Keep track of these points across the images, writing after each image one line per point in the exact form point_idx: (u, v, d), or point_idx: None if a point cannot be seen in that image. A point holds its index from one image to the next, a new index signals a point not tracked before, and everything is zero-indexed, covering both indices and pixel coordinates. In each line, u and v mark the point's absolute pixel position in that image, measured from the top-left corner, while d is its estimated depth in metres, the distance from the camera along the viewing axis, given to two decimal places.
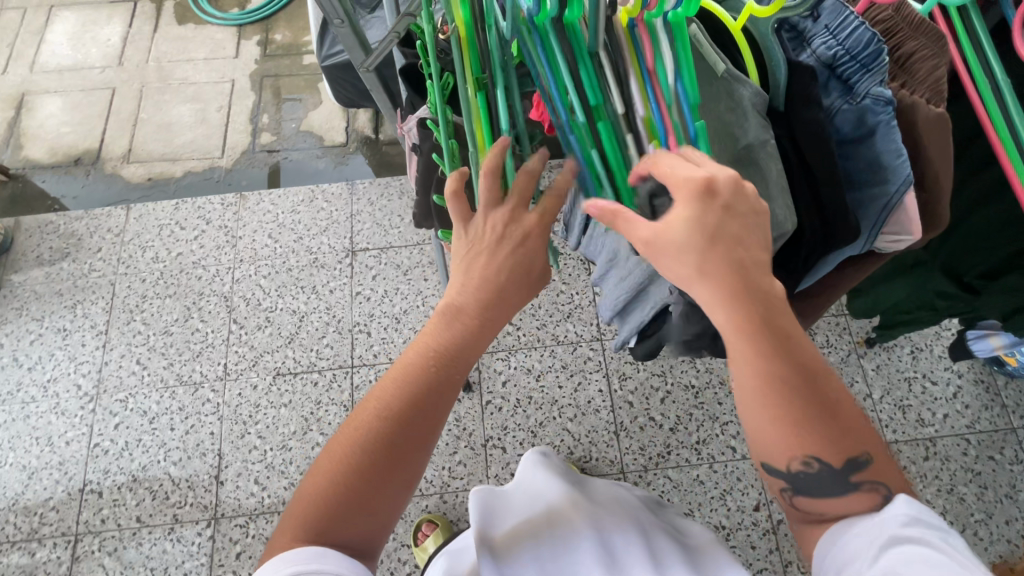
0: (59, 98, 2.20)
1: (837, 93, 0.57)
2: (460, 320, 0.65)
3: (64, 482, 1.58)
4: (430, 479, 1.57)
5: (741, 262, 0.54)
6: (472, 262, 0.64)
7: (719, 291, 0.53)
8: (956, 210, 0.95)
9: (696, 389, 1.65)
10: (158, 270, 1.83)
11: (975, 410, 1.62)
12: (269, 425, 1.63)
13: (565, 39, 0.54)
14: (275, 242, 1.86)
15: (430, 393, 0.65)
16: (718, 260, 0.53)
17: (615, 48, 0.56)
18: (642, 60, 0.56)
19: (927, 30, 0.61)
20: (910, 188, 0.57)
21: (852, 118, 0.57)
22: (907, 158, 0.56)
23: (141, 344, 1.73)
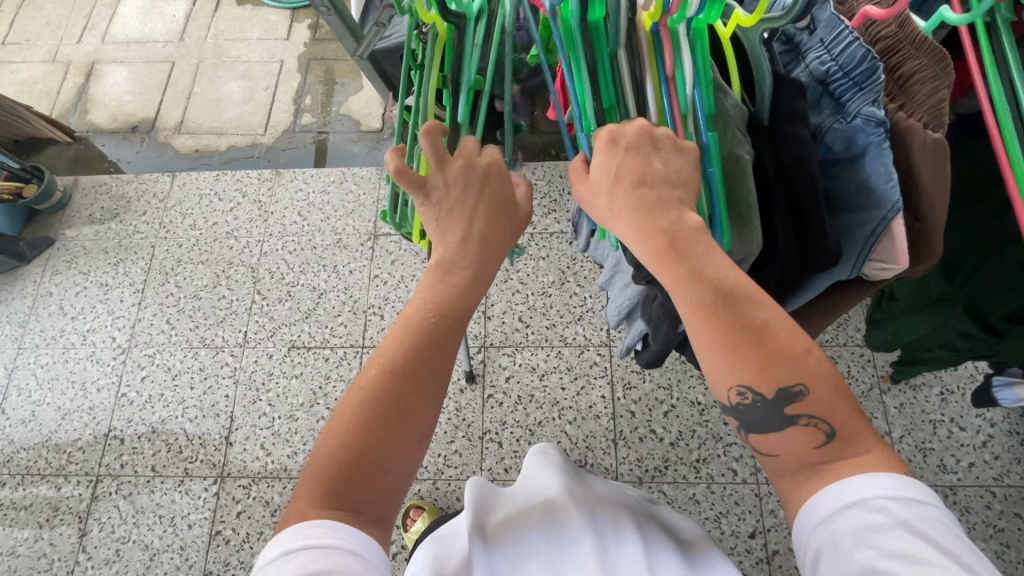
0: (124, 68, 2.35)
1: (829, 111, 0.60)
2: (456, 271, 0.64)
3: (92, 425, 1.70)
4: (424, 464, 1.60)
5: (701, 253, 0.56)
6: (445, 223, 0.63)
7: (684, 282, 0.55)
8: (985, 245, 0.88)
9: (703, 406, 1.61)
10: (194, 237, 1.93)
11: (1005, 461, 1.51)
12: (279, 394, 1.70)
13: (588, 39, 0.55)
14: (304, 220, 1.93)
15: (433, 346, 0.62)
16: (679, 252, 0.55)
17: (635, 52, 0.57)
18: (661, 67, 0.57)
19: (932, 50, 0.60)
20: (899, 215, 0.57)
21: (843, 138, 0.59)
22: (896, 184, 0.56)
23: (172, 305, 1.84)
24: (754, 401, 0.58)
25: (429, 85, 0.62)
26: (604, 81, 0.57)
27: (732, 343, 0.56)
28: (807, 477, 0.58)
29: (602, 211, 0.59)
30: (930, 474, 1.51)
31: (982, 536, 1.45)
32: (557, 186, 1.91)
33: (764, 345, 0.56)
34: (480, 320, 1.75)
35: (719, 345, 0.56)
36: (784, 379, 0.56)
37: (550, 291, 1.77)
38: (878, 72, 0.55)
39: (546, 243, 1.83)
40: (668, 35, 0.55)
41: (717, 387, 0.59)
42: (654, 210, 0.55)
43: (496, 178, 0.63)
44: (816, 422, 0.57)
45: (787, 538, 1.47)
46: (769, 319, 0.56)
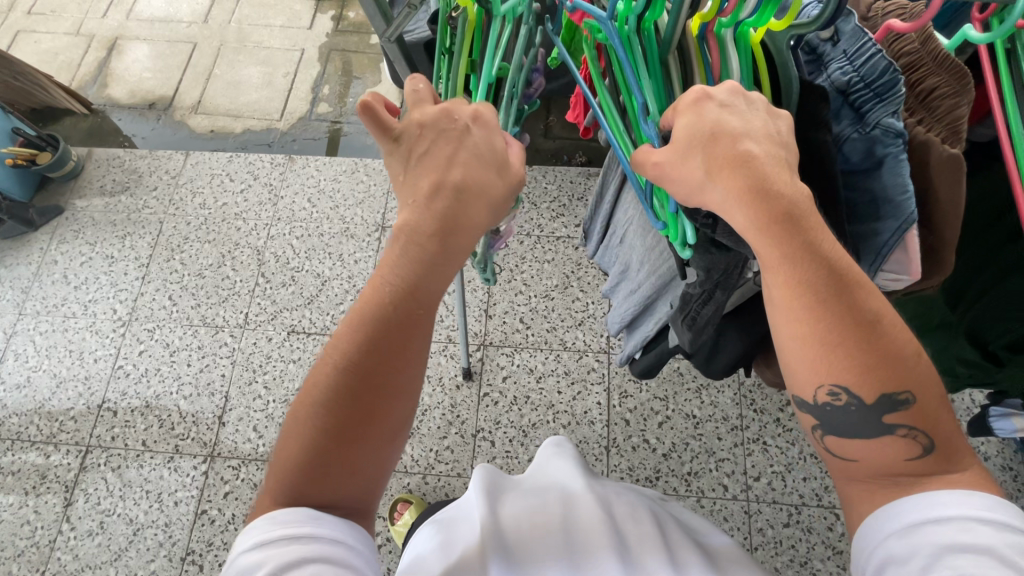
0: (146, 45, 2.37)
1: (848, 121, 0.61)
2: (415, 242, 0.60)
3: (86, 395, 1.70)
4: (415, 458, 1.59)
5: (813, 248, 0.55)
6: (418, 184, 0.60)
7: (786, 273, 0.56)
8: (993, 272, 0.89)
9: (698, 420, 1.61)
10: (203, 216, 1.94)
11: (997, 497, 1.51)
12: (275, 378, 1.70)
13: (643, 40, 0.58)
14: (313, 207, 1.94)
15: (394, 339, 0.59)
16: (790, 244, 0.55)
17: (686, 52, 0.61)
18: (708, 67, 0.60)
19: (952, 67, 0.61)
20: (912, 227, 0.59)
21: (861, 148, 0.60)
22: (913, 196, 0.58)
23: (176, 281, 1.84)
24: (847, 403, 0.58)
25: (457, 74, 0.64)
26: (657, 83, 0.61)
27: (833, 337, 0.56)
28: (883, 485, 0.59)
29: (703, 185, 0.57)
30: None
31: None
32: (567, 191, 1.92)
33: (870, 346, 0.56)
34: (482, 318, 1.75)
35: (817, 340, 0.56)
36: (884, 385, 0.56)
37: (553, 294, 1.77)
38: (898, 86, 0.56)
39: (552, 247, 1.84)
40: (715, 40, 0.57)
41: (806, 382, 0.59)
42: (773, 192, 0.54)
43: (478, 128, 0.60)
44: (914, 433, 0.57)
45: (774, 558, 1.46)
46: (877, 318, 0.56)
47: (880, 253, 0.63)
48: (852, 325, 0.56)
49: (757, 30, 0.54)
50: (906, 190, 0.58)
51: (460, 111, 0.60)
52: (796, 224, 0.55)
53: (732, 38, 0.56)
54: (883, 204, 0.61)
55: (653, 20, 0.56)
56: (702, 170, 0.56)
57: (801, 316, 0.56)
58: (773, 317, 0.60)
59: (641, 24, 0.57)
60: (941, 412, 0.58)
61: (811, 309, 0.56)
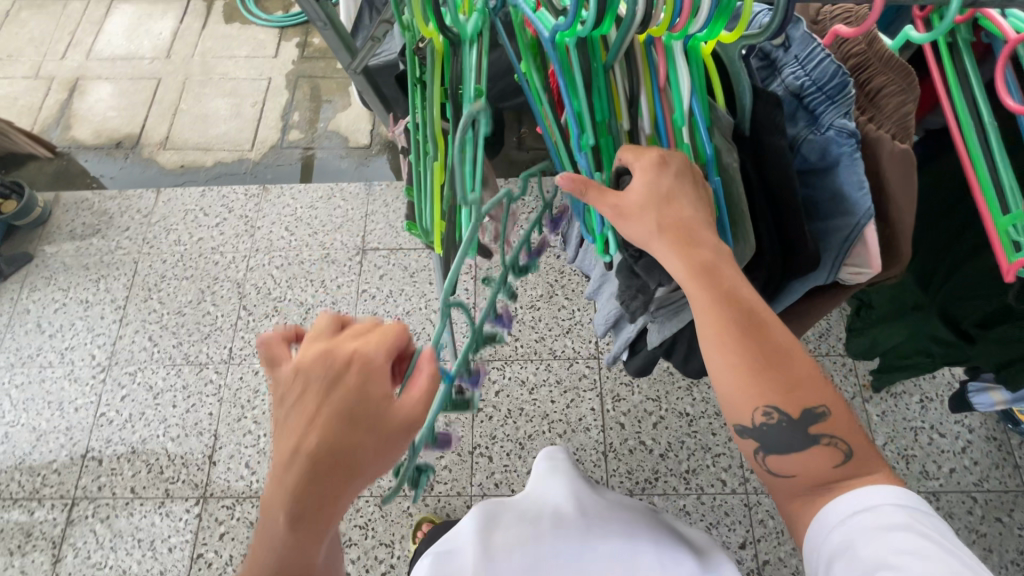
0: (108, 84, 2.34)
1: (804, 122, 0.63)
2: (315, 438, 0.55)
3: (69, 446, 1.65)
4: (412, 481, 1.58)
5: (735, 292, 0.60)
6: (291, 426, 0.55)
7: (714, 313, 0.60)
8: (958, 252, 0.92)
9: (691, 417, 1.63)
10: (178, 252, 1.91)
11: (985, 468, 1.55)
12: (265, 411, 1.67)
13: (585, 56, 0.56)
14: (291, 235, 1.92)
15: (325, 477, 0.55)
16: (716, 287, 0.59)
17: (629, 67, 0.58)
18: (654, 78, 0.59)
19: (897, 66, 0.64)
20: (871, 223, 0.60)
21: (818, 148, 0.62)
22: (867, 192, 0.59)
23: (155, 321, 1.81)
24: (779, 421, 0.62)
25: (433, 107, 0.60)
26: (599, 99, 0.59)
27: (758, 365, 0.60)
28: (822, 494, 0.63)
29: (642, 233, 0.60)
30: (912, 481, 1.54)
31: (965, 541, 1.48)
32: (544, 201, 1.94)
33: (791, 376, 0.61)
34: (470, 334, 1.75)
35: (748, 370, 0.60)
36: (806, 401, 0.62)
37: (538, 304, 1.78)
38: (848, 88, 0.59)
39: None
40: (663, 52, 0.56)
41: (742, 410, 0.63)
42: (696, 241, 0.59)
43: (356, 368, 0.55)
44: (835, 442, 0.63)
45: (777, 548, 1.48)
46: (784, 348, 0.61)
47: (844, 248, 0.64)
48: (772, 354, 0.61)
49: (708, 42, 0.56)
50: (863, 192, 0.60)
51: (343, 349, 0.57)
52: (721, 267, 0.59)
53: (681, 49, 0.56)
54: (842, 206, 0.62)
55: (597, 36, 0.55)
56: (651, 225, 0.59)
57: (732, 349, 0.60)
58: (706, 354, 0.63)
59: (585, 39, 0.55)
60: (855, 426, 0.64)
61: (741, 342, 0.60)
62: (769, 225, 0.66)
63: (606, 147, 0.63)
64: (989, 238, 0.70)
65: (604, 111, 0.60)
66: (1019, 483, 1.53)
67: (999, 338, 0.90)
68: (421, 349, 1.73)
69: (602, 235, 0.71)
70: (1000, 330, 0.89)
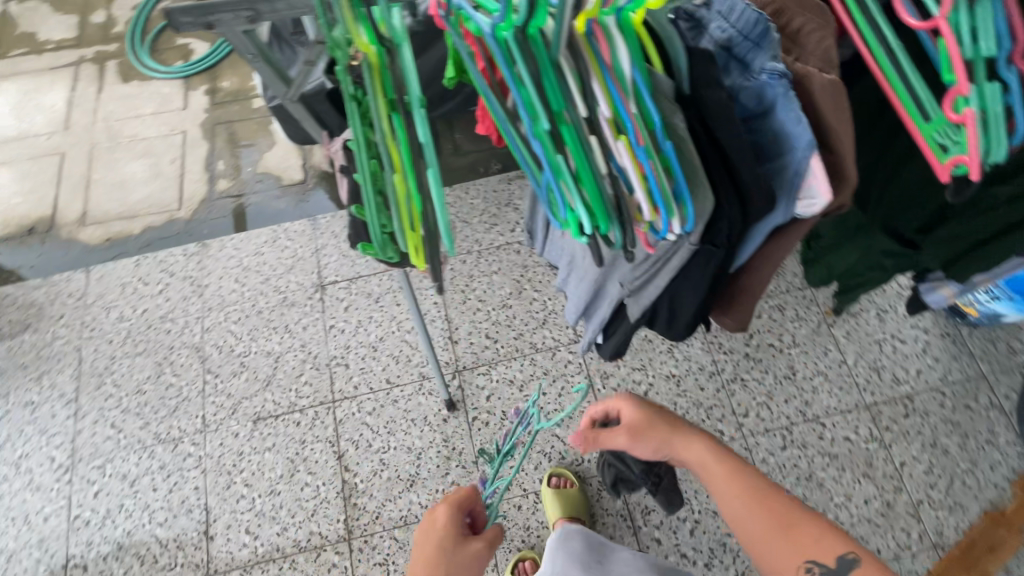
0: (5, 169, 2.17)
1: (737, 72, 0.67)
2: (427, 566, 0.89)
3: (45, 560, 1.52)
4: (423, 504, 1.55)
5: (726, 458, 0.87)
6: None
7: (717, 468, 0.86)
8: (887, 168, 1.00)
9: (678, 377, 1.68)
10: (124, 329, 1.79)
11: (946, 362, 1.68)
12: (255, 471, 1.60)
13: (528, 50, 0.50)
14: (243, 286, 1.84)
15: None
16: (705, 450, 0.89)
17: (574, 55, 0.52)
18: (600, 60, 0.53)
19: (809, 8, 0.70)
20: (813, 151, 0.64)
21: (755, 93, 0.66)
22: (806, 123, 0.63)
23: (114, 406, 1.69)
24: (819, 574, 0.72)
25: (380, 117, 0.58)
26: (551, 85, 0.53)
27: (756, 497, 0.80)
28: None
29: (659, 427, 0.93)
30: (887, 389, 1.65)
31: (944, 433, 1.61)
32: (493, 201, 1.95)
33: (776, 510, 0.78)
34: (449, 345, 1.74)
35: (748, 499, 0.80)
36: (833, 548, 0.72)
37: (510, 301, 1.79)
38: (773, 33, 0.65)
39: (495, 257, 1.85)
40: (601, 31, 0.51)
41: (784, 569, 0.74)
42: (682, 426, 0.93)
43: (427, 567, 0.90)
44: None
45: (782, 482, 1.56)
46: (771, 496, 0.80)
47: (795, 181, 0.68)
48: (761, 494, 0.80)
49: (637, 12, 0.51)
50: (805, 129, 0.64)
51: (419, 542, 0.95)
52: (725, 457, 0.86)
53: (618, 25, 0.51)
54: (784, 145, 0.66)
55: (536, 28, 0.49)
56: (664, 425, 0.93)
57: (724, 479, 0.84)
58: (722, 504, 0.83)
59: (524, 32, 0.49)
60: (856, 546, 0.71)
61: (730, 478, 0.84)
62: (727, 175, 0.69)
63: (569, 138, 0.57)
64: (914, 140, 0.61)
65: (560, 97, 0.54)
66: (977, 369, 1.68)
67: (940, 240, 0.98)
68: (403, 372, 1.70)
69: (575, 216, 0.64)
70: (939, 232, 0.98)
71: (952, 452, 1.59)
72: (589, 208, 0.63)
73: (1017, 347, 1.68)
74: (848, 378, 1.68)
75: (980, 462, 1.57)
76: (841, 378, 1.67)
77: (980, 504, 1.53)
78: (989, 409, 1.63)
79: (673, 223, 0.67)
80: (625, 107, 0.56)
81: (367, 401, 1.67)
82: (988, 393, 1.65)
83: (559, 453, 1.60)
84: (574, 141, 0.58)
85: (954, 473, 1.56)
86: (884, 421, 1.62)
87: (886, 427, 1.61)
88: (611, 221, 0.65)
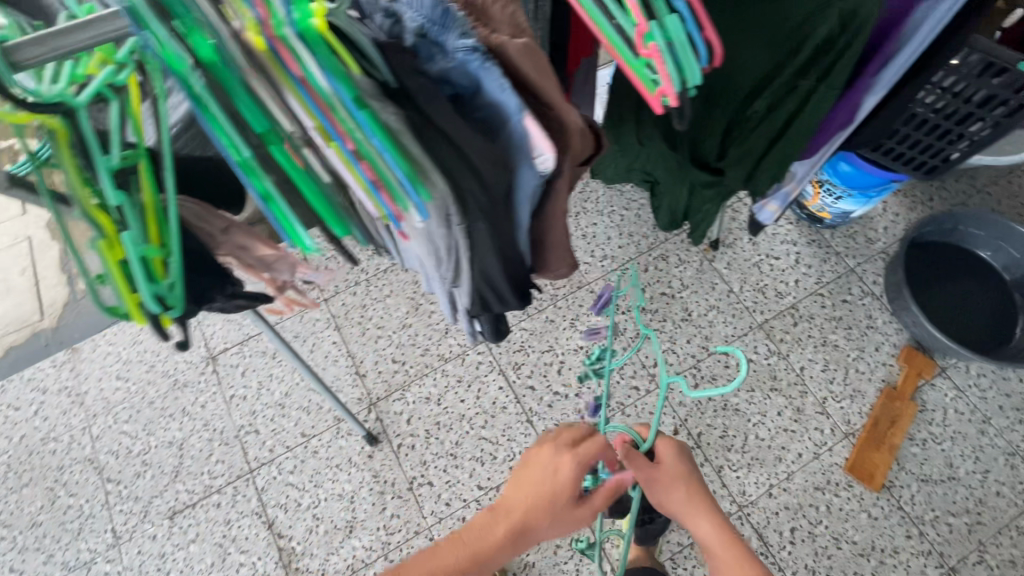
0: None
1: (439, 55, 0.57)
2: (496, 517, 0.83)
3: None
4: (368, 547, 1.51)
5: (725, 521, 0.88)
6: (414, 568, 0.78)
7: (715, 527, 0.87)
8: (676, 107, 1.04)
9: (586, 348, 1.72)
10: (4, 463, 1.64)
11: (817, 267, 1.81)
12: (183, 568, 1.50)
13: (208, 75, 0.50)
14: (125, 381, 1.72)
15: (477, 530, 0.82)
16: (703, 505, 0.88)
17: (261, 69, 0.51)
18: (288, 71, 0.51)
19: None
20: (526, 113, 0.57)
21: (463, 70, 0.56)
22: (509, 87, 0.56)
23: (10, 548, 1.54)
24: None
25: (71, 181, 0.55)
26: (240, 108, 0.53)
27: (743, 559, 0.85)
28: None
29: (668, 474, 0.88)
30: (773, 305, 1.76)
31: (831, 330, 1.73)
32: None
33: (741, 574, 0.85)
34: (358, 381, 1.70)
35: (733, 556, 0.85)
36: None
37: (409, 321, 1.76)
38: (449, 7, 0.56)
39: (384, 280, 1.82)
40: (282, 45, 0.49)
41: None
42: (699, 493, 0.89)
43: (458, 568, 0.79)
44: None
45: (702, 418, 1.63)
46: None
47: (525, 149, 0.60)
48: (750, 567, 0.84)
49: (316, 21, 0.48)
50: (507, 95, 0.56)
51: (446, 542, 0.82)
52: (704, 506, 0.89)
53: (298, 37, 0.49)
54: (504, 120, 0.59)
55: (210, 52, 0.48)
56: (682, 482, 0.88)
57: (726, 543, 0.86)
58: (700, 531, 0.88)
59: (199, 56, 0.48)
60: None
61: (727, 541, 0.86)
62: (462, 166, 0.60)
63: (277, 154, 0.57)
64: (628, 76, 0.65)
65: (259, 116, 0.54)
66: (845, 265, 1.81)
67: (736, 159, 1.04)
68: (317, 421, 1.65)
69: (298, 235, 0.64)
70: (732, 152, 1.03)
71: (841, 345, 1.71)
72: (315, 217, 0.64)
73: (873, 236, 1.83)
74: (738, 305, 1.77)
75: (866, 347, 1.70)
76: (732, 306, 1.76)
77: (875, 385, 1.65)
78: (863, 297, 1.77)
79: (407, 214, 0.62)
80: (327, 121, 0.54)
81: (286, 461, 1.61)
82: (859, 284, 1.79)
83: (490, 454, 1.60)
84: (283, 158, 0.57)
85: (847, 364, 1.68)
86: (778, 335, 1.72)
87: (780, 340, 1.71)
88: (349, 223, 0.66)
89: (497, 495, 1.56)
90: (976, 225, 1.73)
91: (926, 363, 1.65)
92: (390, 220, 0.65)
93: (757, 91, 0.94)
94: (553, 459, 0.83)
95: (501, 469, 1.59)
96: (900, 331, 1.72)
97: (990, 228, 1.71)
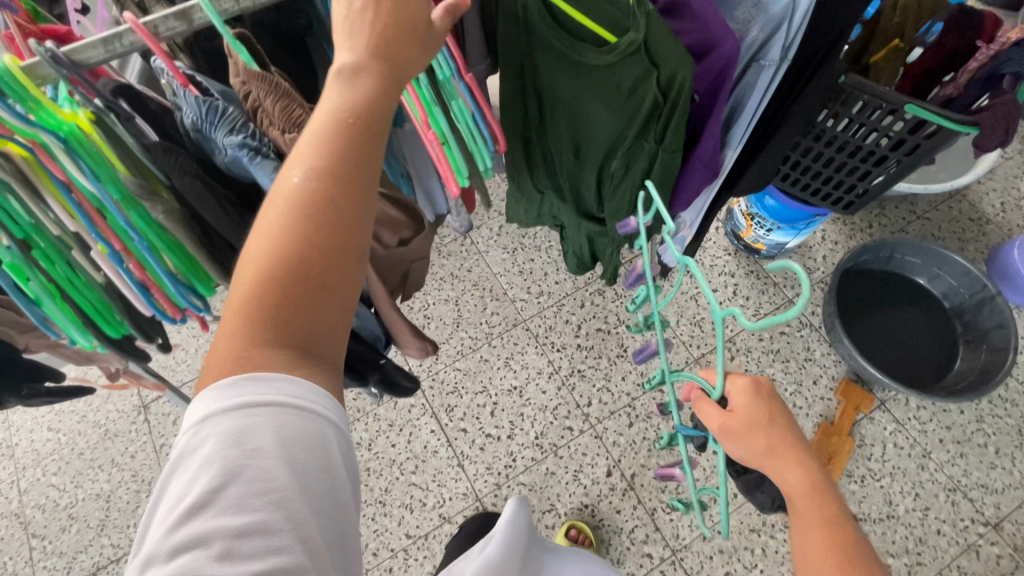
0: None
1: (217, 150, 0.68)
2: (344, 124, 0.54)
3: None
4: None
5: (806, 460, 0.72)
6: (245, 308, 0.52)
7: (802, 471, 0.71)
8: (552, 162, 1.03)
9: (519, 388, 1.69)
10: None
11: (755, 298, 1.79)
12: None
13: None
14: (57, 432, 1.70)
15: (344, 203, 0.53)
16: (784, 447, 0.72)
17: (24, 181, 0.60)
18: (53, 179, 0.60)
19: (260, 79, 0.71)
20: None
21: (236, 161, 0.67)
22: None
23: None
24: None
25: None
26: (7, 217, 0.60)
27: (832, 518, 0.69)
28: None
29: (741, 425, 0.73)
30: (710, 339, 1.73)
31: (768, 364, 1.70)
32: None
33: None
34: None
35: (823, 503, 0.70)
36: None
37: None
38: (226, 109, 0.66)
39: None
40: (49, 160, 0.59)
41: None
42: (771, 424, 0.73)
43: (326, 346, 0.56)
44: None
45: (636, 458, 1.60)
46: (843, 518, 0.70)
47: None
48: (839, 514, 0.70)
49: (78, 138, 0.59)
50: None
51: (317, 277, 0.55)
52: (820, 476, 0.71)
53: (65, 154, 0.59)
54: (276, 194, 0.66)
55: None
56: (763, 416, 0.73)
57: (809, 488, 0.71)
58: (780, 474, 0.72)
59: None
60: None
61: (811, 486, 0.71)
62: None
63: (42, 255, 0.65)
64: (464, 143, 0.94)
65: (22, 223, 0.62)
66: (783, 295, 1.79)
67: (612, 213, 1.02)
68: None
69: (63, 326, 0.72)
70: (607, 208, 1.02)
71: (779, 379, 1.68)
72: (84, 314, 0.73)
73: (812, 265, 1.80)
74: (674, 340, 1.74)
75: (804, 381, 1.67)
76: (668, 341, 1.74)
77: (813, 420, 1.62)
78: (801, 329, 1.74)
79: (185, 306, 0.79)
80: (92, 223, 0.64)
81: None
82: (798, 315, 1.76)
83: (419, 501, 1.57)
84: (49, 259, 0.66)
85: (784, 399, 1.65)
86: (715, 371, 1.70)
87: None
88: (122, 325, 0.77)
89: (426, 544, 1.52)
90: (911, 253, 1.71)
91: (863, 396, 1.62)
92: (162, 313, 0.78)
93: (614, 150, 0.88)
94: (351, 63, 0.56)
95: (430, 516, 1.55)
96: (838, 364, 1.70)
97: (926, 255, 1.69)
